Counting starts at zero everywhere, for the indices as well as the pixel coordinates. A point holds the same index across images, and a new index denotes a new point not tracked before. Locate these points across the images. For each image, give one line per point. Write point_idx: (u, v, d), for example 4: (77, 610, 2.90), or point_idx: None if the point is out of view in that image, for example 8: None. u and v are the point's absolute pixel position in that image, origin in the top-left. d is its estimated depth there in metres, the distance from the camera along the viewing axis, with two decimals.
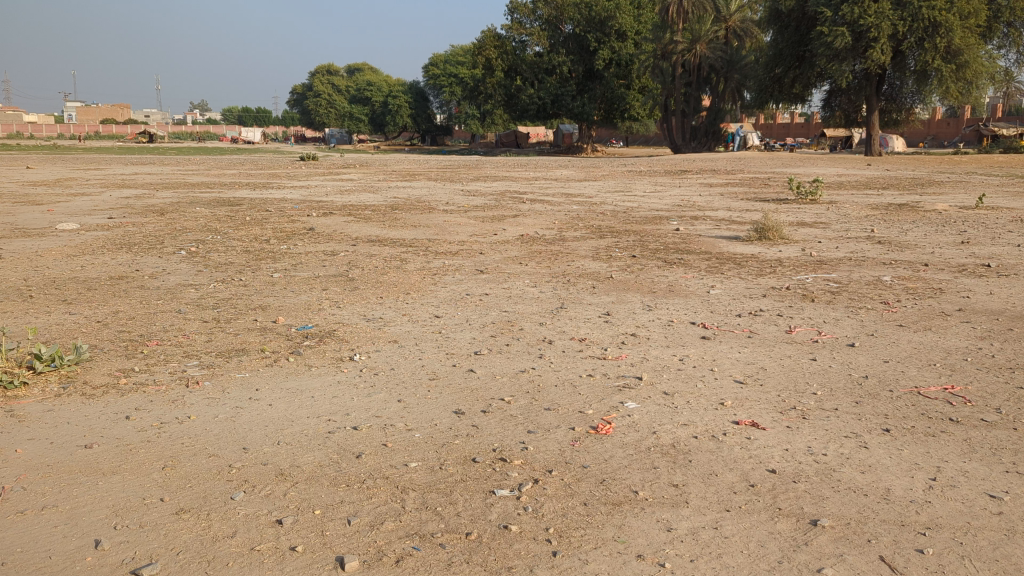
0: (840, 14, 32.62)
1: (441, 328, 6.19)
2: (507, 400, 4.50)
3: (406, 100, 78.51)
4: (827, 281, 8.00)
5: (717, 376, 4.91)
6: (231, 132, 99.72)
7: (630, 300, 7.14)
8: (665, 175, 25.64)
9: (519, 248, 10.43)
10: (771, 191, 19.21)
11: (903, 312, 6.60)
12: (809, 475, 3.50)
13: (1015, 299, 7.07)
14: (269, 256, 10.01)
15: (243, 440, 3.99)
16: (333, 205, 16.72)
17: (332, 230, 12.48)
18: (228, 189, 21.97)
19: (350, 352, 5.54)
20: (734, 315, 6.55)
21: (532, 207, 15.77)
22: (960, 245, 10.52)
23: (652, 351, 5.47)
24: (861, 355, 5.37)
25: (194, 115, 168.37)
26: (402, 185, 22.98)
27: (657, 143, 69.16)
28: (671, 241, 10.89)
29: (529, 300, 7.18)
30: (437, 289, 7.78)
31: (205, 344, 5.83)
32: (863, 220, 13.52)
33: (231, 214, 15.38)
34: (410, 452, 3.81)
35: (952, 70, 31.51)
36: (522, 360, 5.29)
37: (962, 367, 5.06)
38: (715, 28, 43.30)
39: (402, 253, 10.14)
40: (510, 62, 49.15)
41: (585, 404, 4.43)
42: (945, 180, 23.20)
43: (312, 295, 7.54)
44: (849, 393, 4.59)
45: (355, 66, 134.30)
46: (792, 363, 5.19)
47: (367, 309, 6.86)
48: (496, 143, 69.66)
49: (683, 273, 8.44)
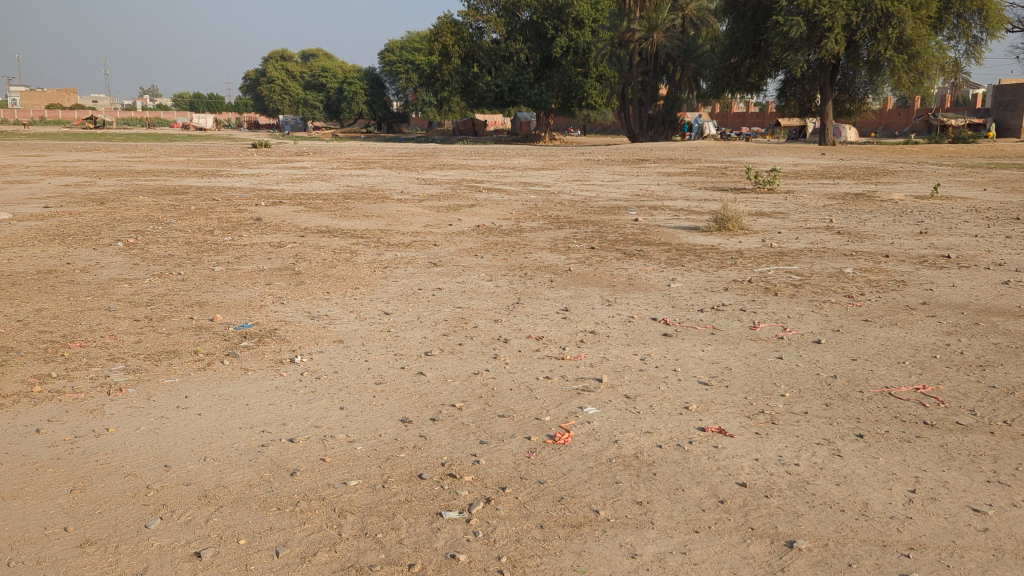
0: (795, 4, 32.80)
1: (390, 326, 5.84)
2: (458, 406, 4.19)
3: (362, 86, 77.41)
4: (789, 273, 7.83)
5: (681, 377, 4.65)
6: (181, 118, 97.16)
7: (588, 294, 6.87)
8: (623, 164, 25.50)
9: (474, 239, 10.10)
10: (728, 180, 19.15)
11: (867, 306, 6.45)
12: (781, 488, 3.26)
13: (978, 292, 6.97)
14: (211, 248, 9.53)
15: (167, 455, 3.61)
16: (283, 194, 16.18)
17: (280, 221, 11.99)
18: (175, 177, 21.17)
19: (291, 354, 5.15)
20: (696, 310, 6.33)
21: (489, 196, 15.45)
22: (918, 236, 10.47)
23: (612, 350, 5.20)
24: (828, 353, 5.18)
25: (145, 102, 164.68)
26: (357, 173, 22.39)
27: (614, 130, 69.24)
28: (629, 231, 10.66)
29: (484, 295, 6.87)
30: (387, 283, 7.41)
31: (133, 345, 5.38)
32: (821, 210, 13.49)
33: (175, 203, 14.75)
34: (350, 468, 3.47)
35: (904, 60, 31.92)
36: (475, 361, 4.98)
37: (931, 365, 4.90)
38: (672, 17, 43.29)
39: (352, 244, 9.76)
40: (467, 49, 48.58)
41: (542, 409, 4.14)
42: (899, 169, 23.44)
43: (254, 290, 7.12)
44: (819, 395, 4.37)
45: (309, 52, 131.81)
46: (758, 362, 4.97)
47: (312, 306, 6.48)
48: (453, 132, 69.01)
49: (642, 266, 8.21)
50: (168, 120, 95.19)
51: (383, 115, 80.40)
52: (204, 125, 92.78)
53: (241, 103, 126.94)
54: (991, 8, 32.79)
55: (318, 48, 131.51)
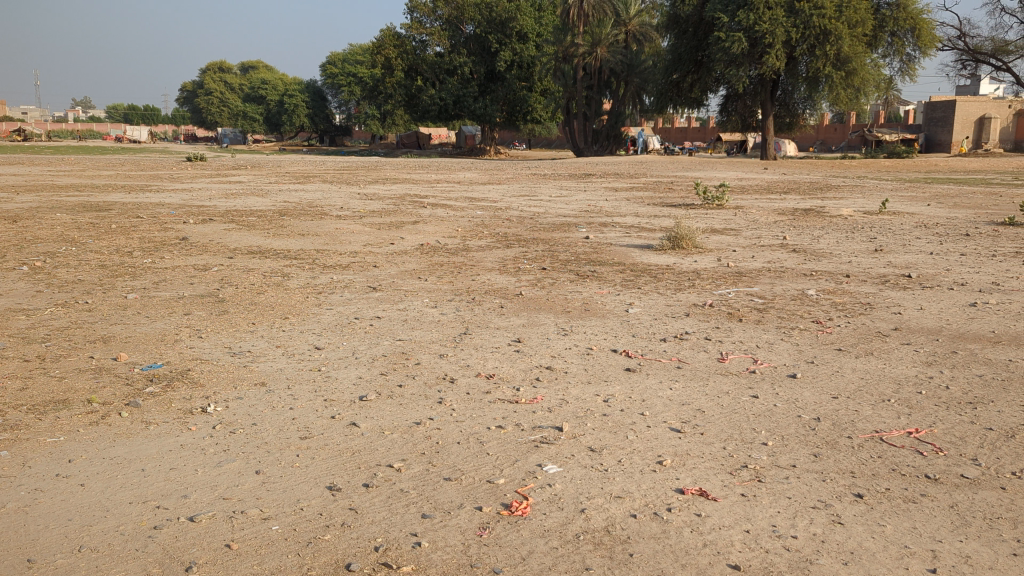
0: (736, 20, 33.00)
1: (321, 365, 5.19)
2: (397, 467, 3.57)
3: (304, 99, 76.00)
4: (750, 296, 7.43)
5: (650, 424, 4.11)
6: (114, 130, 93.90)
7: (542, 322, 6.31)
8: (570, 178, 25.15)
9: (417, 259, 9.50)
10: (676, 195, 18.94)
11: (839, 333, 6.03)
12: (781, 572, 2.74)
13: (948, 315, 6.65)
14: (128, 272, 8.70)
15: (34, 546, 2.92)
16: (215, 211, 15.34)
17: (207, 240, 11.20)
18: (100, 192, 19.97)
19: (203, 401, 4.45)
20: (658, 340, 5.82)
21: (434, 212, 14.87)
22: (874, 253, 10.24)
23: (572, 391, 4.64)
24: (806, 390, 4.71)
25: (78, 112, 160.09)
26: (295, 188, 21.50)
27: (559, 145, 69.59)
28: (581, 250, 10.20)
29: (428, 324, 6.25)
30: (321, 311, 6.75)
31: (18, 393, 4.60)
32: (772, 225, 13.28)
33: (95, 220, 13.80)
34: (263, 558, 2.84)
35: (842, 76, 32.52)
36: (418, 408, 4.35)
37: (918, 403, 4.47)
38: (615, 32, 43.41)
39: (285, 266, 9.05)
40: (409, 62, 47.49)
41: (494, 469, 3.56)
42: (842, 184, 23.67)
43: (170, 322, 6.37)
44: (806, 443, 3.89)
45: (248, 63, 129.10)
46: (732, 403, 4.46)
47: (234, 341, 5.77)
48: (397, 145, 68.05)
49: (597, 288, 7.73)
50: (100, 132, 91.92)
51: (324, 128, 79.21)
52: (138, 138, 89.91)
53: (178, 115, 123.90)
54: (924, 27, 33.56)
55: (258, 59, 128.80)
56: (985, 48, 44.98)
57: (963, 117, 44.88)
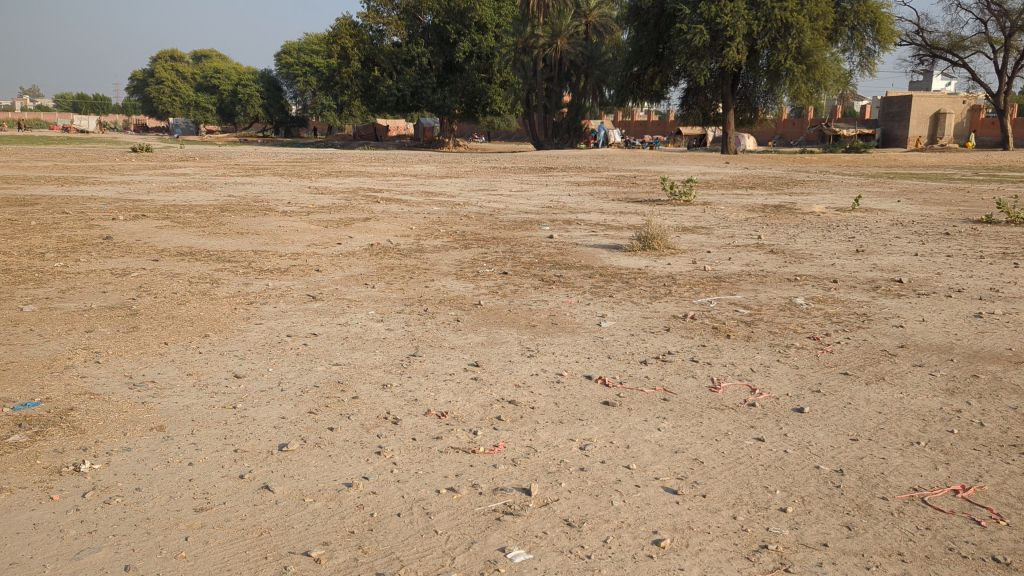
0: (698, 12, 32.43)
1: (240, 399, 4.29)
2: (317, 558, 2.72)
3: (258, 89, 73.87)
4: (734, 305, 6.71)
5: (639, 483, 3.32)
6: (61, 120, 90.30)
7: (504, 341, 5.48)
8: (531, 172, 24.40)
9: (365, 262, 8.59)
10: (641, 190, 18.20)
11: (841, 352, 5.31)
12: None
13: (956, 328, 5.96)
14: (33, 278, 7.65)
15: None
16: (150, 206, 14.21)
17: (135, 239, 10.14)
18: (31, 185, 18.61)
19: (78, 456, 3.52)
20: (638, 362, 5.04)
21: (388, 207, 13.94)
22: (856, 255, 9.60)
23: (541, 434, 3.83)
24: (817, 430, 3.96)
25: (25, 102, 155.28)
26: (243, 181, 20.37)
27: (519, 137, 68.91)
28: (545, 251, 9.41)
29: (371, 344, 5.38)
30: (249, 328, 5.82)
31: None
32: (744, 223, 12.65)
33: (16, 217, 12.60)
34: None
35: (803, 70, 32.20)
36: (351, 463, 3.49)
37: (954, 447, 3.74)
38: (575, 23, 42.61)
39: (216, 270, 8.10)
40: (366, 51, 46.24)
41: (443, 558, 2.73)
42: (806, 178, 23.39)
43: (67, 342, 5.39)
44: (832, 508, 3.14)
45: (201, 52, 126.12)
46: (735, 450, 3.69)
47: (138, 368, 4.82)
48: (354, 137, 66.62)
49: (564, 297, 6.91)
50: (47, 121, 88.48)
51: (280, 118, 77.13)
52: (85, 127, 86.56)
53: (128, 105, 119.91)
54: (884, 21, 33.39)
55: (211, 49, 125.67)
56: (942, 43, 45.19)
57: (919, 113, 45.00)
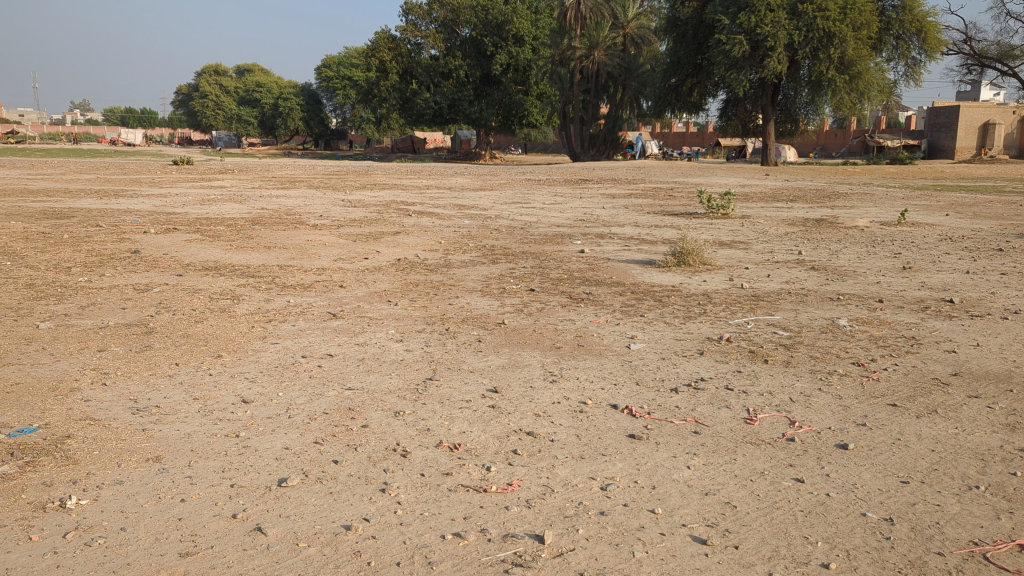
0: (737, 22, 31.95)
1: (243, 428, 4.07)
2: None
3: (298, 102, 74.66)
4: (773, 327, 6.36)
5: (665, 531, 3.02)
6: (109, 134, 92.35)
7: (526, 364, 5.21)
8: (566, 184, 24.15)
9: (390, 278, 8.39)
10: (677, 203, 17.81)
11: (889, 381, 4.94)
12: None
13: (1014, 354, 5.54)
14: (55, 293, 7.57)
15: None
16: (183, 219, 14.22)
17: (162, 253, 10.07)
18: (71, 197, 18.86)
19: (66, 490, 3.32)
20: (669, 390, 4.72)
21: (419, 221, 13.77)
22: (902, 272, 9.14)
23: (560, 471, 3.54)
24: (864, 469, 3.62)
25: (75, 116, 159.53)
26: (278, 193, 20.41)
27: (556, 150, 68.68)
28: (575, 266, 9.12)
29: (388, 367, 5.14)
30: (264, 347, 5.63)
31: None
32: (784, 237, 12.23)
33: (51, 229, 12.68)
34: None
35: (846, 80, 31.43)
36: (352, 502, 3.24)
37: (1018, 493, 3.37)
38: (613, 35, 42.28)
39: (239, 286, 7.95)
40: (404, 64, 46.45)
41: None
42: (848, 190, 22.78)
43: (76, 362, 5.23)
44: (881, 566, 2.80)
45: (244, 67, 128.46)
46: (772, 492, 3.37)
47: (144, 391, 4.63)
48: (392, 150, 66.99)
49: (592, 316, 6.62)
50: (95, 134, 90.46)
51: (320, 131, 77.99)
52: (131, 140, 88.34)
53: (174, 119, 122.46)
54: (930, 30, 32.51)
55: (254, 64, 127.86)
56: (991, 52, 44.02)
57: (967, 123, 43.78)
